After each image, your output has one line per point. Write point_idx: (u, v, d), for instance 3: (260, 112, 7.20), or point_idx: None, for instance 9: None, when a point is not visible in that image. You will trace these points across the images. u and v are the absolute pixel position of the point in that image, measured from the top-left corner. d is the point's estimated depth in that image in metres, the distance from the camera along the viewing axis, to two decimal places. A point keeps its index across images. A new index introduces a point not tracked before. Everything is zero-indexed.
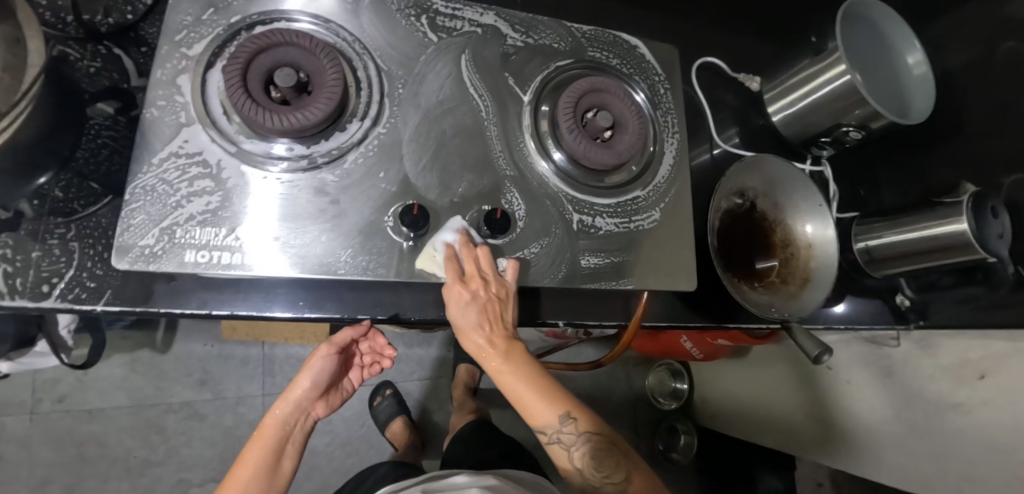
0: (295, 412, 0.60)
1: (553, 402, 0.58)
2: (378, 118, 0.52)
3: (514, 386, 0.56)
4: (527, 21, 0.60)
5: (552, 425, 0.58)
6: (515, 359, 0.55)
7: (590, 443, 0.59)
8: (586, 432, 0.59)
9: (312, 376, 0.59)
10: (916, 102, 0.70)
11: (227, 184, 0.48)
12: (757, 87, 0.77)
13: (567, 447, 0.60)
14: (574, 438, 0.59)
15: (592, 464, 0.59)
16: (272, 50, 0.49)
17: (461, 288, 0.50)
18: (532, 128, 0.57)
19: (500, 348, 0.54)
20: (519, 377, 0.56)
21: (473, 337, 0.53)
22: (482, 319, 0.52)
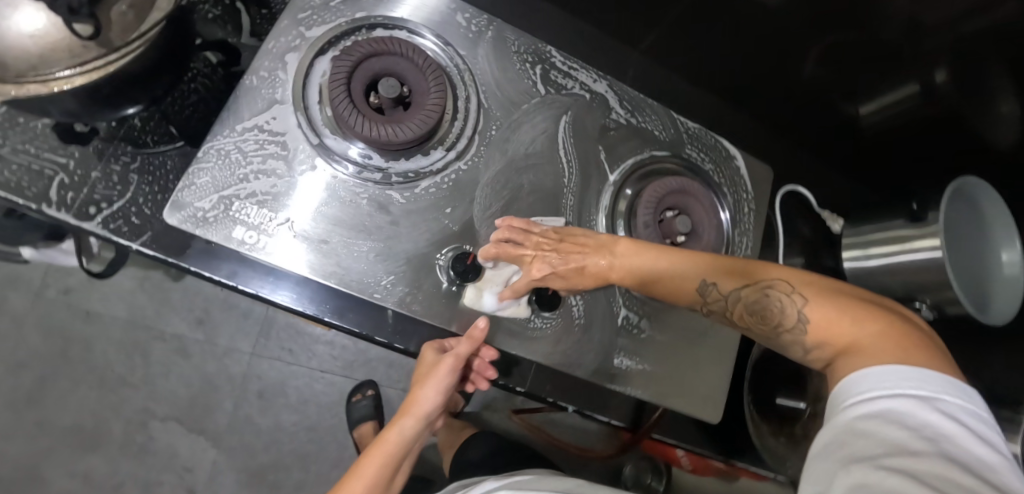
0: (421, 431, 0.56)
1: (665, 270, 0.46)
2: (463, 154, 0.51)
3: (620, 264, 0.47)
4: (636, 101, 0.59)
5: (691, 284, 0.45)
6: (617, 246, 0.47)
7: (753, 303, 0.42)
8: (738, 285, 0.43)
9: (434, 385, 0.52)
10: (1002, 300, 0.64)
11: (297, 173, 0.47)
12: (838, 230, 0.74)
13: (750, 316, 0.43)
14: (723, 301, 0.44)
15: (764, 325, 0.41)
16: (386, 57, 0.48)
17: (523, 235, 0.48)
18: (608, 207, 0.55)
19: (582, 250, 0.48)
20: (636, 259, 0.47)
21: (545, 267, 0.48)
22: (555, 250, 0.48)
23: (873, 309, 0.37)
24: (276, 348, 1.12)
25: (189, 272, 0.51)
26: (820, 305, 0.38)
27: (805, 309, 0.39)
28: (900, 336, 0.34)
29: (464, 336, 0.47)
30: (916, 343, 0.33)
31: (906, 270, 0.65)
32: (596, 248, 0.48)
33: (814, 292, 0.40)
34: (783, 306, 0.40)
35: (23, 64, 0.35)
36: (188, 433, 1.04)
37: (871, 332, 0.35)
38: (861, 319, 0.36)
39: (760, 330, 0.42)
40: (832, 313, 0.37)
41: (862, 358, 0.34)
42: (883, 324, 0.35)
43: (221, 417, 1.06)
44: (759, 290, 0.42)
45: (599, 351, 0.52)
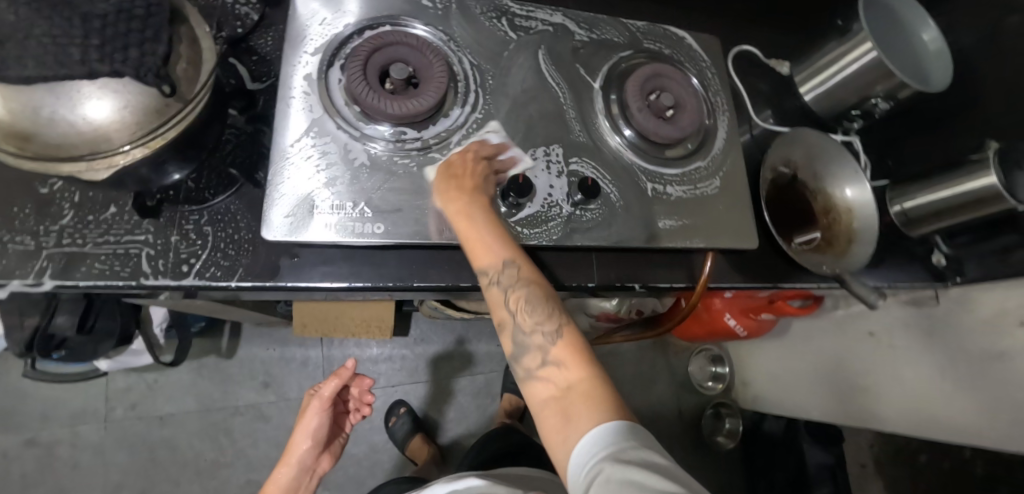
0: (300, 472, 0.92)
1: (502, 241, 0.52)
2: (475, 107, 0.59)
3: (498, 252, 0.51)
4: (590, 20, 0.68)
5: (494, 258, 0.51)
6: (479, 211, 0.53)
7: (526, 298, 0.51)
8: (528, 281, 0.52)
9: (309, 427, 0.90)
10: (936, 72, 0.78)
11: (354, 164, 0.54)
12: (787, 71, 0.86)
13: (506, 316, 0.51)
14: (510, 283, 0.51)
15: (527, 317, 0.50)
16: (385, 50, 0.56)
17: (453, 173, 0.55)
18: (605, 109, 0.64)
19: (474, 203, 0.53)
20: (479, 229, 0.52)
21: (461, 210, 0.53)
22: (462, 181, 0.54)
23: (581, 350, 0.50)
24: None
25: (285, 288, 0.58)
26: (545, 318, 0.50)
27: (558, 332, 0.50)
28: (560, 356, 0.49)
29: (335, 378, 0.84)
30: (586, 362, 0.48)
31: (854, 77, 0.76)
32: (467, 203, 0.53)
33: (559, 329, 0.50)
34: (549, 314, 0.51)
35: (122, 136, 0.41)
36: None
37: (556, 369, 0.48)
38: (557, 353, 0.49)
39: (526, 317, 0.51)
40: (557, 343, 0.50)
41: (580, 404, 0.45)
42: (574, 351, 0.49)
43: None
44: (530, 295, 0.51)
45: (645, 222, 0.61)
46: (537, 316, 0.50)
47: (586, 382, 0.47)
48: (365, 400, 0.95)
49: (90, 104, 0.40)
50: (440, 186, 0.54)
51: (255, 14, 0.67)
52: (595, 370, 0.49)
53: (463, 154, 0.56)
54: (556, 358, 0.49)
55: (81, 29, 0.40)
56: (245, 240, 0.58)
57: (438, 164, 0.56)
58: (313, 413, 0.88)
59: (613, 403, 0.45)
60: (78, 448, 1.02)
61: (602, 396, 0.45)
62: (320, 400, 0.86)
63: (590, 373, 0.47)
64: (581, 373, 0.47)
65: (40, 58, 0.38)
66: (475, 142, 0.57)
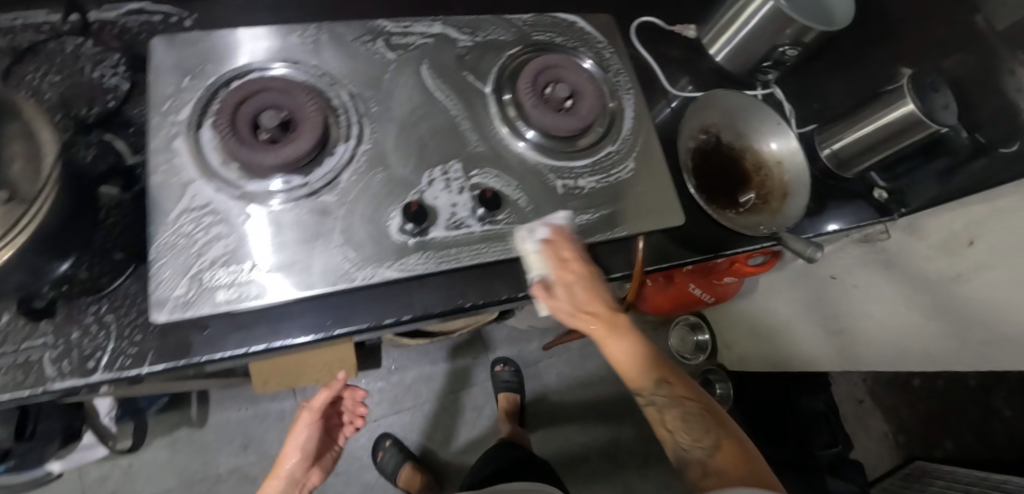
0: (292, 487, 0.87)
1: (654, 366, 0.61)
2: (361, 139, 0.57)
3: (619, 343, 0.58)
4: (472, 23, 0.65)
5: (644, 381, 0.61)
6: (618, 320, 0.57)
7: (685, 415, 0.62)
8: (679, 396, 0.62)
9: (298, 440, 0.86)
10: (839, 7, 0.76)
11: (240, 224, 0.52)
12: (693, 34, 0.83)
13: (664, 425, 0.63)
14: (666, 403, 0.62)
15: (686, 432, 0.61)
16: (253, 98, 0.54)
17: (570, 279, 0.55)
18: (500, 112, 0.61)
19: (606, 319, 0.56)
20: (631, 350, 0.59)
21: (618, 342, 0.58)
22: (581, 297, 0.55)
23: (732, 431, 0.62)
24: None
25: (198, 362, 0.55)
26: (687, 399, 0.63)
27: (717, 442, 0.60)
28: (721, 455, 0.59)
29: (325, 388, 0.81)
30: (725, 440, 0.60)
31: (758, 29, 0.74)
32: (611, 328, 0.57)
33: (708, 430, 0.61)
34: (706, 429, 0.61)
35: None
36: None
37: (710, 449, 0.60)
38: (722, 439, 0.60)
39: (665, 418, 0.63)
40: (699, 432, 0.61)
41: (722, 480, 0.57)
42: (733, 444, 0.60)
43: None
44: (687, 410, 0.62)
45: (561, 221, 0.58)
46: (692, 435, 0.61)
47: (733, 452, 0.59)
48: (359, 409, 0.91)
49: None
50: (561, 286, 0.55)
51: (126, 84, 0.64)
52: (744, 447, 0.60)
53: (561, 246, 0.56)
54: (715, 462, 0.59)
55: None
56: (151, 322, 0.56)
57: (535, 256, 0.55)
58: (304, 426, 0.84)
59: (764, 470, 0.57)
60: None
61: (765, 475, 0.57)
62: (311, 410, 0.82)
63: (748, 464, 0.58)
64: (735, 450, 0.59)
65: None
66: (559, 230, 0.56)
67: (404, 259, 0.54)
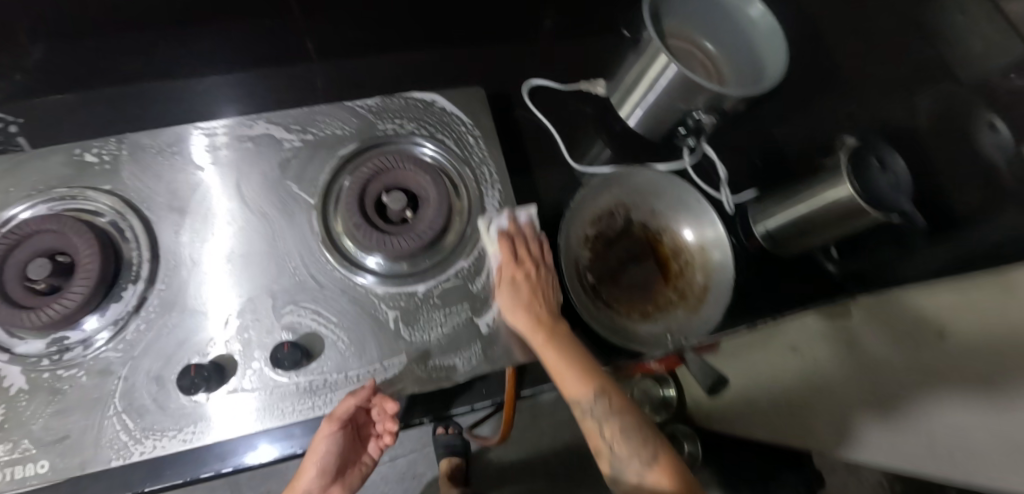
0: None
1: (591, 375, 0.48)
2: (154, 277, 0.50)
3: (584, 387, 0.47)
4: (303, 117, 0.57)
5: (580, 395, 0.47)
6: (556, 329, 0.49)
7: (622, 431, 0.47)
8: (623, 410, 0.48)
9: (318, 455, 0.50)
10: (771, 58, 0.63)
11: (10, 392, 0.46)
12: (604, 91, 0.72)
13: (599, 436, 0.48)
14: (604, 423, 0.47)
15: (624, 449, 0.47)
16: (25, 245, 0.48)
17: (517, 290, 0.50)
18: (324, 229, 0.53)
19: (543, 331, 0.49)
20: (571, 361, 0.48)
21: (556, 362, 0.48)
22: (523, 293, 0.51)
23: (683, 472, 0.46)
24: None
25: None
26: (622, 414, 0.47)
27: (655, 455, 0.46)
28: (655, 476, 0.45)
29: (347, 395, 0.47)
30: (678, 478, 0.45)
31: (664, 92, 0.62)
32: (550, 337, 0.49)
33: (646, 454, 0.46)
34: (649, 446, 0.47)
35: None
36: None
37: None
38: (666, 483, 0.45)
39: (609, 439, 0.47)
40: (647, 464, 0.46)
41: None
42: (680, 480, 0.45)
43: None
44: (627, 433, 0.47)
45: (388, 362, 0.50)
46: (632, 444, 0.47)
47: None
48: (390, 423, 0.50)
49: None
50: (532, 282, 0.51)
51: None
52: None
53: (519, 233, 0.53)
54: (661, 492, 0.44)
55: None
56: None
57: (494, 239, 0.53)
58: (325, 437, 0.48)
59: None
60: None
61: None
62: (329, 422, 0.48)
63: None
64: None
65: None
66: (522, 221, 0.54)
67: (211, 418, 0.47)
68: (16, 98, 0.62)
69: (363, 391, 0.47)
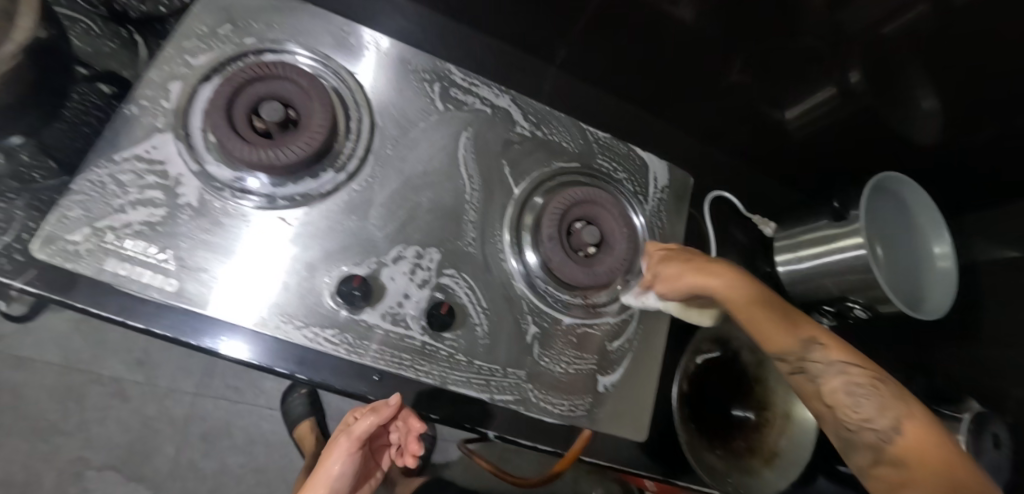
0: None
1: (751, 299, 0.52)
2: (353, 176, 0.50)
3: (790, 336, 0.52)
4: (540, 114, 0.58)
5: (758, 319, 0.52)
6: (713, 267, 0.53)
7: (848, 383, 0.50)
8: (816, 345, 0.52)
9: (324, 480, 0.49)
10: (934, 295, 0.64)
11: (179, 201, 0.45)
12: (770, 233, 0.74)
13: (824, 389, 0.50)
14: (797, 355, 0.52)
15: (848, 408, 0.49)
16: (268, 82, 0.48)
17: (670, 260, 0.54)
18: (513, 221, 0.54)
19: (699, 285, 0.52)
20: (765, 310, 0.52)
21: (736, 299, 0.52)
22: (694, 272, 0.52)
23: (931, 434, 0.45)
24: (222, 387, 1.08)
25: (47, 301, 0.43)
26: (905, 432, 0.46)
27: (855, 401, 0.49)
28: (905, 445, 0.46)
29: (369, 411, 0.47)
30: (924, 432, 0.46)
31: (837, 266, 0.65)
32: (728, 288, 0.52)
33: (900, 415, 0.47)
34: (892, 402, 0.48)
35: None
36: (127, 482, 0.98)
37: (905, 440, 0.46)
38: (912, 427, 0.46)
39: (862, 420, 0.48)
40: (888, 410, 0.48)
41: (917, 487, 0.43)
42: (921, 422, 0.47)
43: (163, 462, 1.01)
44: (882, 394, 0.49)
45: (509, 372, 0.50)
46: (841, 388, 0.50)
47: (938, 479, 0.43)
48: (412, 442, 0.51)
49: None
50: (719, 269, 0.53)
51: None
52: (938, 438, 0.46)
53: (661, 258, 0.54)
54: (893, 451, 0.46)
55: None
56: None
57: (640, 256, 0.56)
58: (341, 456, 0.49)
59: (958, 470, 0.43)
60: None
61: (956, 471, 0.43)
62: (349, 436, 0.48)
63: (935, 450, 0.44)
64: (947, 454, 0.44)
65: None
66: (633, 232, 0.56)
67: (336, 330, 0.46)
68: None
69: (388, 409, 0.46)
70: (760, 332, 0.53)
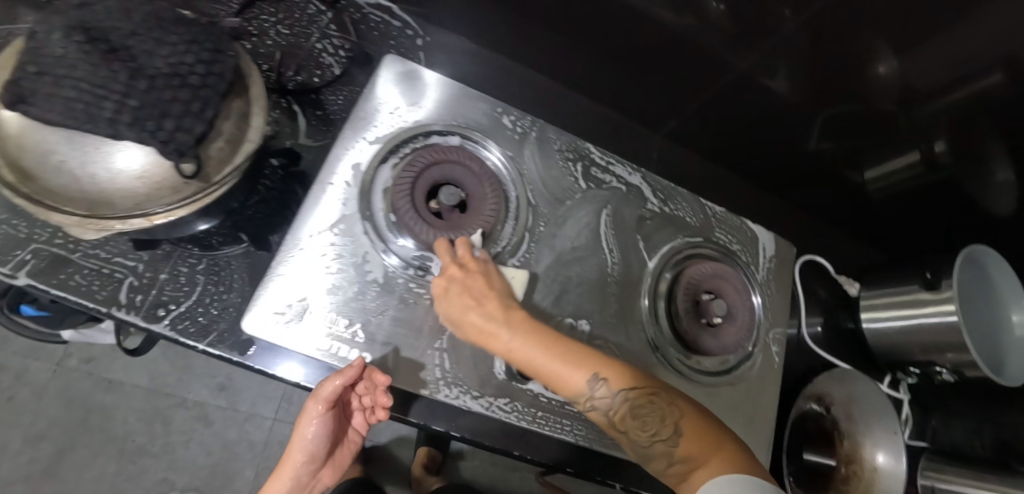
0: (298, 484, 0.56)
1: (581, 362, 0.48)
2: (512, 252, 0.55)
3: (579, 377, 0.48)
4: (667, 191, 0.64)
5: (582, 384, 0.48)
6: (523, 325, 0.49)
7: (635, 409, 0.48)
8: (622, 391, 0.48)
9: (303, 439, 0.52)
10: (1013, 361, 0.68)
11: (367, 278, 0.50)
12: (855, 293, 0.80)
13: (630, 420, 0.48)
14: (609, 403, 0.48)
15: (641, 432, 0.48)
16: (443, 167, 0.52)
17: (457, 287, 0.49)
18: (650, 291, 0.59)
19: (550, 351, 0.48)
20: (553, 355, 0.48)
21: (537, 360, 0.48)
22: (475, 310, 0.48)
23: (720, 435, 0.48)
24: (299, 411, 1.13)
25: (229, 360, 0.52)
26: (704, 452, 0.46)
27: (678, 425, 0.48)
28: (686, 446, 0.47)
29: (333, 375, 0.46)
30: (718, 447, 0.47)
31: (928, 329, 0.69)
32: (518, 329, 0.48)
33: (676, 418, 0.48)
34: (657, 423, 0.48)
35: (126, 203, 0.38)
36: None
37: (722, 453, 0.46)
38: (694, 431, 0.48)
39: (654, 438, 0.48)
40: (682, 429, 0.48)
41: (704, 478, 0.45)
42: (695, 422, 0.49)
43: (243, 484, 1.06)
44: (647, 409, 0.48)
45: None
46: (653, 429, 0.48)
47: (722, 461, 0.46)
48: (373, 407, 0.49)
49: (115, 156, 0.37)
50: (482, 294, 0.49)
51: (338, 69, 0.64)
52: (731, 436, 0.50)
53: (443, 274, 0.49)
54: (679, 452, 0.47)
55: (124, 84, 0.36)
56: (230, 308, 0.53)
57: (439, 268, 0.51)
58: (312, 420, 0.50)
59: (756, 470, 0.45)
60: (20, 381, 1.01)
61: (745, 461, 0.46)
62: (316, 402, 0.48)
63: (720, 446, 0.47)
64: (724, 452, 0.46)
65: (69, 102, 0.35)
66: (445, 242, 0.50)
67: (504, 398, 0.51)
68: (442, 26, 0.73)
69: (351, 370, 0.45)
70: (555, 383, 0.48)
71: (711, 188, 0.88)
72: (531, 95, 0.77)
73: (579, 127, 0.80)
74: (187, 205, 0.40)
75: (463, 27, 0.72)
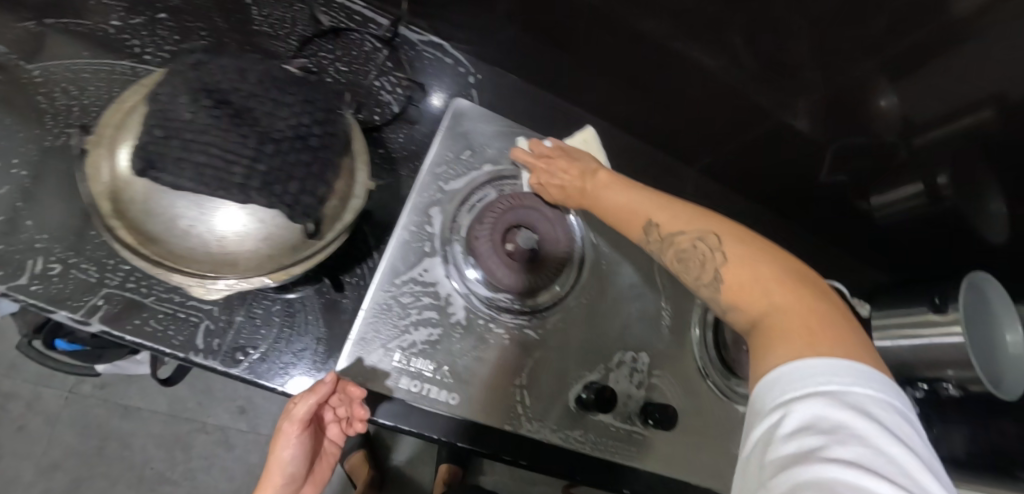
0: None
1: (629, 185, 0.50)
2: (580, 290, 0.59)
3: (616, 191, 0.50)
4: None
5: (616, 198, 0.50)
6: (597, 177, 0.53)
7: (680, 254, 0.44)
8: (670, 236, 0.45)
9: (279, 462, 0.49)
10: (1009, 377, 0.76)
11: (451, 320, 0.52)
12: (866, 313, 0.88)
13: (685, 262, 0.44)
14: (659, 247, 0.46)
15: (685, 275, 0.44)
16: (516, 212, 0.56)
17: (542, 164, 0.56)
18: (701, 323, 0.63)
19: (597, 191, 0.52)
20: (617, 185, 0.51)
21: (607, 191, 0.51)
22: (557, 176, 0.55)
23: (818, 299, 0.36)
24: None
25: None
26: (777, 300, 0.37)
27: (722, 269, 0.41)
28: (732, 297, 0.40)
29: (307, 391, 0.45)
30: (784, 294, 0.37)
31: (938, 349, 0.75)
32: (588, 186, 0.53)
33: (761, 276, 0.38)
34: (700, 265, 0.43)
35: (247, 264, 0.39)
36: None
37: (782, 304, 0.36)
38: (774, 279, 0.38)
39: (696, 282, 0.43)
40: (737, 259, 0.40)
41: (768, 339, 0.35)
42: (784, 270, 0.39)
43: None
44: (706, 245, 0.43)
45: (704, 459, 0.60)
46: (702, 275, 0.42)
47: (789, 297, 0.36)
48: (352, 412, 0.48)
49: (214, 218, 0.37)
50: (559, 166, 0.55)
51: (397, 107, 0.66)
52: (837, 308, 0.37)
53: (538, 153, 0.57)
54: (726, 305, 0.41)
55: (252, 150, 0.37)
56: (306, 350, 0.54)
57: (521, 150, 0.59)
58: (292, 436, 0.48)
59: (857, 345, 0.33)
60: (31, 410, 0.97)
61: (826, 313, 0.35)
62: (292, 419, 0.47)
63: (796, 297, 0.36)
64: (796, 298, 0.36)
65: (200, 168, 0.36)
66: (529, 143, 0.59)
67: (578, 431, 0.54)
68: (489, 61, 0.75)
69: (324, 385, 0.45)
70: (620, 222, 0.49)
71: (733, 214, 0.93)
72: (570, 128, 0.81)
73: (615, 157, 0.83)
74: (301, 263, 0.41)
75: (510, 62, 0.75)
